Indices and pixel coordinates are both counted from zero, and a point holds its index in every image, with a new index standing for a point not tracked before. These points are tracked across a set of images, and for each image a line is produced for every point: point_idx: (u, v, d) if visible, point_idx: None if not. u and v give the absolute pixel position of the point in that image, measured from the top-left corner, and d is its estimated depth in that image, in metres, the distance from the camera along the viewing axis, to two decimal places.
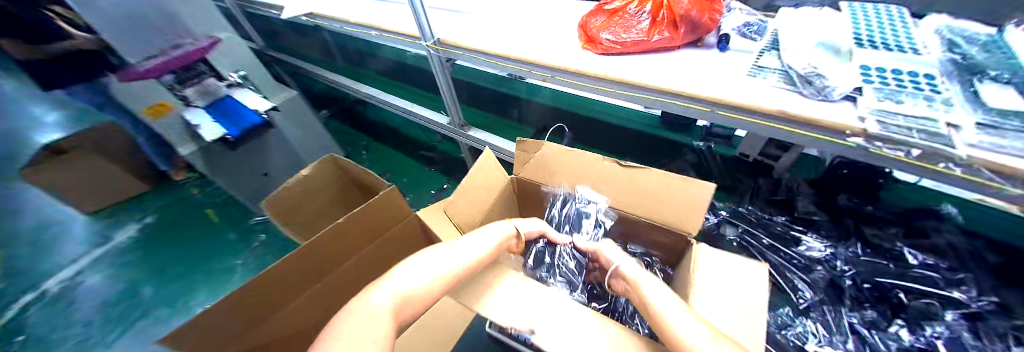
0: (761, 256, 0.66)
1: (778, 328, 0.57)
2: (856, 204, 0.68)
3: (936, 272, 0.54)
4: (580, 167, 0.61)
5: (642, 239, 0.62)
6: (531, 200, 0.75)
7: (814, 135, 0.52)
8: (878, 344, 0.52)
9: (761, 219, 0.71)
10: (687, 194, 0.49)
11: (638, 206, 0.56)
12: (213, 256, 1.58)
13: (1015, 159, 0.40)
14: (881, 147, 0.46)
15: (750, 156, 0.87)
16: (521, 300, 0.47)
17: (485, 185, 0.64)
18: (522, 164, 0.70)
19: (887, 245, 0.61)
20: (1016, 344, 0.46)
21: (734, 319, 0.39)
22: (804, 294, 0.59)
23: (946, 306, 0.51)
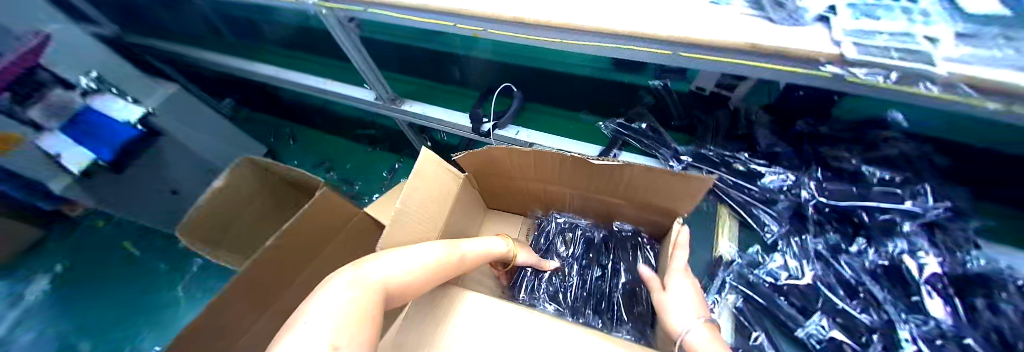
0: (725, 196, 0.64)
1: (750, 269, 0.57)
2: (811, 126, 0.67)
3: (896, 188, 0.54)
4: (545, 164, 0.49)
5: (627, 217, 0.58)
6: (499, 194, 0.65)
7: (784, 67, 0.45)
8: (843, 267, 0.52)
9: (722, 158, 0.67)
10: (682, 186, 0.41)
11: (622, 192, 0.49)
12: (148, 293, 1.37)
13: (1006, 72, 0.35)
14: (857, 69, 0.40)
15: (706, 89, 0.78)
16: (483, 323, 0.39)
17: (434, 197, 0.49)
18: (471, 165, 0.55)
19: (847, 167, 0.59)
20: (961, 247, 0.50)
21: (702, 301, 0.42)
22: (771, 228, 0.59)
23: (906, 219, 0.52)
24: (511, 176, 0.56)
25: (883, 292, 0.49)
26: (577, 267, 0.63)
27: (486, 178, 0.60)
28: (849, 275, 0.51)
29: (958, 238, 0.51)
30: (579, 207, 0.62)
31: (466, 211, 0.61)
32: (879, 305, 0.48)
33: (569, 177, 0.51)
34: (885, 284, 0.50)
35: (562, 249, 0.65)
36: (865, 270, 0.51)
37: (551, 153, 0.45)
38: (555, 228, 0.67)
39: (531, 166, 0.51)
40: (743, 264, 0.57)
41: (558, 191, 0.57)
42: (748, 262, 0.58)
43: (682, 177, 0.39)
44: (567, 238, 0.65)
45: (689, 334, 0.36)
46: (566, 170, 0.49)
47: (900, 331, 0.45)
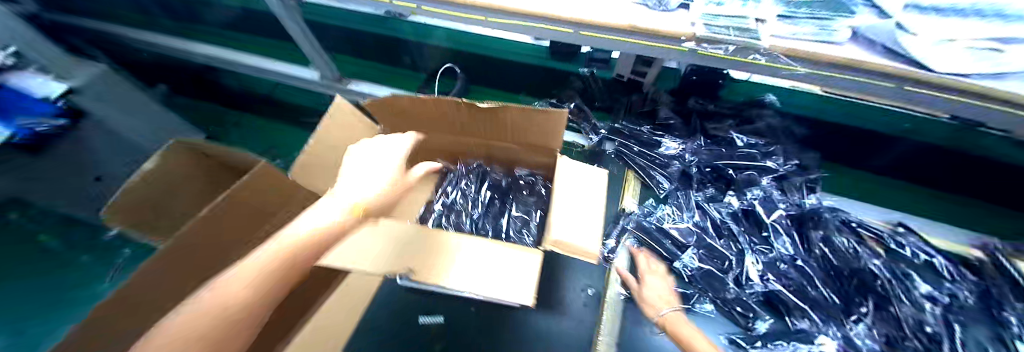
0: (631, 162, 0.78)
1: (645, 216, 0.72)
2: (702, 105, 0.81)
3: (755, 150, 0.73)
4: (439, 112, 0.51)
5: (525, 162, 0.60)
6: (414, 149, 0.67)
7: (655, 45, 0.55)
8: (713, 211, 0.70)
9: (632, 131, 0.82)
10: (547, 122, 0.45)
11: (507, 135, 0.52)
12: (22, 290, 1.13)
13: (808, 43, 0.48)
14: (708, 48, 0.50)
15: (623, 76, 0.87)
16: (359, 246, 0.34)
17: (345, 146, 0.55)
18: (381, 114, 0.55)
19: (724, 136, 0.77)
20: (802, 190, 0.71)
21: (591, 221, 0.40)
22: (663, 186, 0.74)
23: (760, 172, 0.72)
24: (417, 126, 0.57)
25: (740, 230, 0.67)
26: (484, 204, 0.66)
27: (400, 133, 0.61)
28: (718, 218, 0.69)
29: (797, 185, 0.71)
30: (482, 156, 0.64)
31: None
32: (737, 242, 0.66)
33: (462, 123, 0.53)
34: (742, 226, 0.68)
35: (464, 191, 0.67)
36: (730, 214, 0.69)
37: (441, 99, 0.47)
38: (460, 175, 0.67)
39: (432, 116, 0.52)
40: (640, 214, 0.72)
41: (462, 142, 0.60)
42: (643, 214, 0.72)
43: (545, 113, 0.42)
44: (471, 181, 0.67)
45: (668, 314, 0.56)
46: (460, 118, 0.51)
47: (749, 255, 0.64)
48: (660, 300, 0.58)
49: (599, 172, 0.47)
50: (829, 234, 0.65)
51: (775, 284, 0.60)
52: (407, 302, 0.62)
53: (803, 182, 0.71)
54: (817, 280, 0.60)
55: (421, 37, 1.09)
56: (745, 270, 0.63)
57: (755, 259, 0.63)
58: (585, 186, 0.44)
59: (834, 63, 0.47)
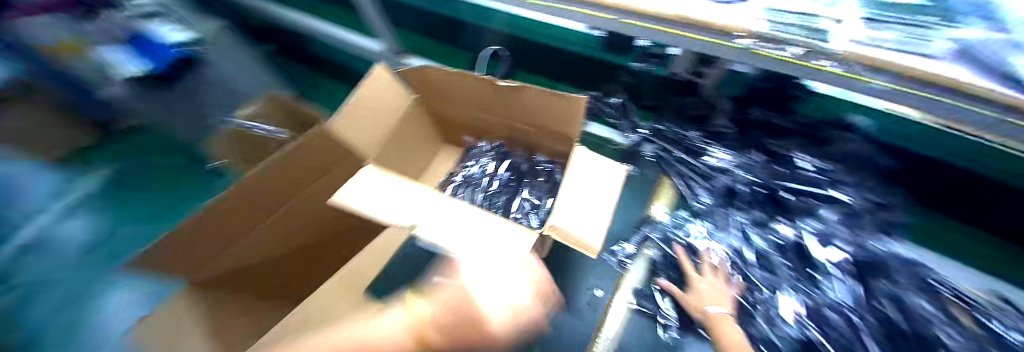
0: (669, 169, 0.74)
1: (674, 229, 0.66)
2: (767, 117, 0.73)
3: (823, 176, 0.62)
4: (469, 88, 0.55)
5: (547, 147, 0.63)
6: (447, 122, 0.73)
7: (698, 38, 0.48)
8: (756, 239, 0.61)
9: (676, 134, 0.78)
10: (563, 107, 0.46)
11: (527, 118, 0.55)
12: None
13: (897, 54, 0.39)
14: (768, 46, 0.44)
15: (680, 74, 0.82)
16: (372, 189, 0.45)
17: (384, 106, 0.57)
18: (422, 85, 0.62)
19: (784, 153, 0.68)
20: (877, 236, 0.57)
21: (594, 226, 0.37)
22: (702, 200, 0.68)
23: (822, 200, 0.60)
24: (451, 100, 0.63)
25: (784, 264, 0.57)
26: (499, 182, 0.68)
27: (436, 105, 0.67)
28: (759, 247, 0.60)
29: (870, 227, 0.58)
30: (507, 137, 0.68)
31: (416, 133, 0.70)
32: (775, 277, 0.56)
33: (489, 101, 0.57)
34: (788, 260, 0.58)
35: (483, 167, 0.70)
36: (775, 245, 0.60)
37: (470, 76, 0.52)
38: (482, 151, 0.72)
39: (464, 91, 0.57)
40: (668, 226, 0.66)
41: (490, 120, 0.64)
42: (673, 224, 0.67)
43: (563, 98, 0.44)
44: (490, 159, 0.70)
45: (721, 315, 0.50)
46: (487, 95, 0.55)
47: (784, 293, 0.54)
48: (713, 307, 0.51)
49: (618, 169, 0.45)
50: (899, 290, 0.53)
51: (810, 329, 0.50)
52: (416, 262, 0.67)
53: (874, 221, 0.60)
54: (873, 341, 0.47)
55: (482, 19, 1.11)
56: (777, 311, 0.53)
57: (793, 299, 0.53)
58: (593, 176, 0.43)
59: (929, 75, 0.36)
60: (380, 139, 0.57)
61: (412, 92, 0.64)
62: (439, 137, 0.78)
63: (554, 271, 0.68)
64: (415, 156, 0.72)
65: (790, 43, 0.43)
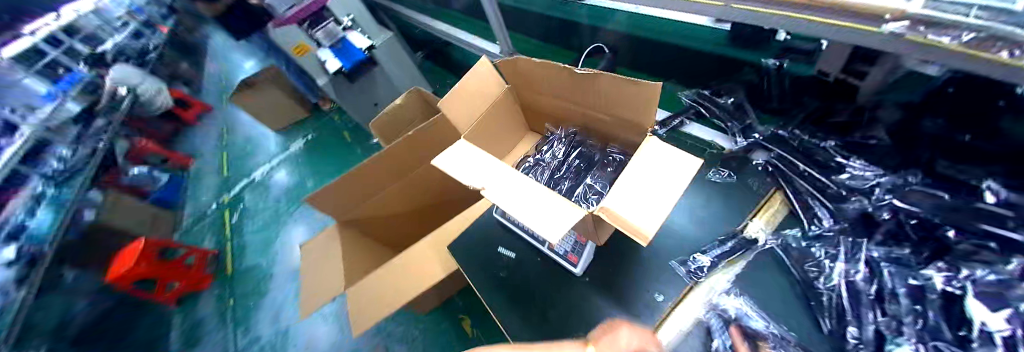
0: (784, 181, 0.66)
1: (789, 251, 0.58)
2: (948, 132, 0.58)
3: (1010, 211, 0.47)
4: (552, 77, 0.61)
5: (623, 139, 0.65)
6: (532, 110, 0.81)
7: (851, 25, 0.46)
8: (887, 281, 0.51)
9: (805, 146, 0.72)
10: (639, 94, 0.48)
11: (605, 106, 0.58)
12: (320, 151, 1.95)
13: None
14: (925, 32, 0.40)
15: (830, 75, 0.75)
16: (465, 161, 0.59)
17: (479, 91, 0.69)
18: (512, 76, 0.71)
19: (971, 182, 0.53)
20: None
21: (651, 217, 0.42)
22: (823, 223, 0.61)
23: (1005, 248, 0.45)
24: (536, 89, 0.70)
25: (911, 311, 0.46)
26: (567, 167, 0.73)
27: (524, 93, 0.75)
28: (888, 287, 0.50)
29: None
30: (583, 126, 0.72)
31: (505, 119, 0.80)
32: (899, 326, 0.46)
33: (571, 90, 0.62)
34: (922, 308, 0.46)
35: (556, 152, 0.75)
36: (911, 289, 0.48)
37: (554, 65, 0.57)
38: (558, 137, 0.77)
39: (549, 81, 0.63)
40: (777, 243, 0.59)
41: (570, 110, 0.69)
42: (778, 243, 0.59)
43: (637, 84, 0.46)
44: (563, 146, 0.75)
45: None
46: (568, 84, 0.60)
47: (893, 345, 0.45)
48: None
49: (693, 163, 0.45)
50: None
51: None
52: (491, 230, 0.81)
53: None
54: None
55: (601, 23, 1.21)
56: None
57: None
58: (669, 171, 0.46)
59: None
60: (474, 118, 0.70)
61: (504, 82, 0.73)
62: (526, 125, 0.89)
63: (613, 257, 0.67)
64: (503, 136, 0.83)
65: (962, 29, 0.38)
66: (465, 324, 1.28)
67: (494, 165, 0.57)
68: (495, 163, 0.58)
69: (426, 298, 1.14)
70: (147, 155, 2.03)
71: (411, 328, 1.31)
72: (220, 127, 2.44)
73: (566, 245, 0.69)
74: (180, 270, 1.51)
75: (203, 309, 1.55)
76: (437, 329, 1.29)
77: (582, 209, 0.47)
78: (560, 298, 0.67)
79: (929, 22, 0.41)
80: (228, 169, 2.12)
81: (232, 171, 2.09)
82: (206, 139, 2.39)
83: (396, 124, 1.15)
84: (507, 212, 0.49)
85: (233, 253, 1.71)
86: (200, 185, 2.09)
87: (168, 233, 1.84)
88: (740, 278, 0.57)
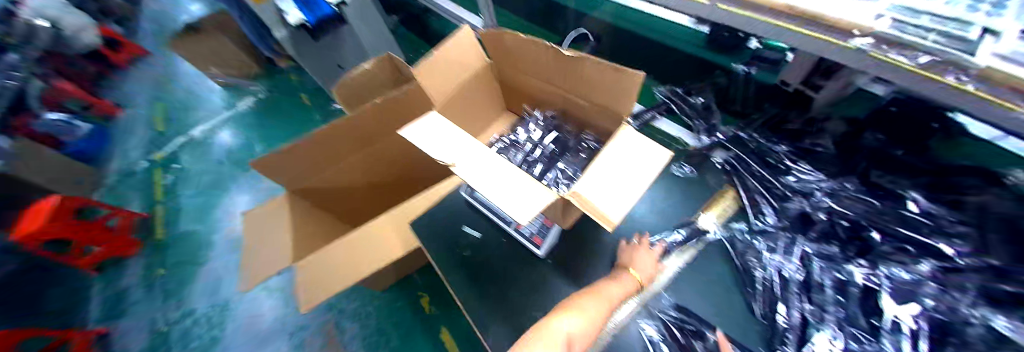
0: (738, 179, 0.71)
1: (735, 244, 0.63)
2: (884, 145, 0.65)
3: (927, 219, 0.54)
4: (534, 55, 0.59)
5: (598, 127, 0.65)
6: (511, 89, 0.78)
7: (816, 35, 0.48)
8: (817, 273, 0.58)
9: (761, 149, 0.76)
10: (620, 83, 0.47)
11: (585, 92, 0.57)
12: (275, 113, 1.77)
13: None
14: (887, 51, 0.43)
15: (790, 84, 0.79)
16: (435, 134, 0.55)
17: (458, 62, 0.65)
18: (492, 49, 0.67)
19: (898, 191, 0.59)
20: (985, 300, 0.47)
21: (618, 205, 0.43)
22: (766, 219, 0.66)
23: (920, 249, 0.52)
24: (517, 67, 0.67)
25: (834, 300, 0.54)
26: (540, 149, 0.72)
27: (504, 70, 0.72)
28: (816, 278, 0.57)
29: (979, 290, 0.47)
30: (560, 110, 0.71)
31: (480, 95, 0.77)
32: (822, 314, 0.54)
33: (552, 72, 0.60)
34: (844, 299, 0.54)
35: (531, 134, 0.74)
36: (836, 283, 0.56)
37: (538, 43, 0.54)
38: (534, 119, 0.76)
39: (531, 59, 0.61)
40: (727, 237, 0.64)
41: (550, 92, 0.67)
42: (725, 236, 0.64)
43: (622, 73, 0.45)
44: (539, 128, 0.74)
45: None
46: (551, 65, 0.58)
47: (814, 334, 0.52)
48: None
49: (663, 154, 0.46)
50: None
51: None
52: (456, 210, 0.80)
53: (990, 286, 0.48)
54: None
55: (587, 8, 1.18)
56: (806, 347, 0.51)
57: (834, 339, 0.50)
58: (640, 161, 0.47)
59: None
60: (449, 90, 0.66)
61: (485, 56, 0.69)
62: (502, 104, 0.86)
63: (577, 241, 0.69)
64: (477, 113, 0.80)
65: (919, 51, 0.41)
66: (422, 302, 1.27)
67: (465, 139, 0.54)
68: (466, 137, 0.55)
69: (381, 276, 1.11)
70: (64, 99, 1.72)
71: (364, 305, 1.27)
72: (152, 73, 2.12)
73: (532, 227, 0.69)
74: (103, 233, 1.34)
75: (129, 278, 1.39)
76: (392, 306, 1.26)
77: (553, 193, 0.46)
78: (522, 277, 0.67)
79: (892, 41, 0.44)
80: (164, 122, 1.86)
81: (170, 125, 1.84)
82: (138, 85, 2.07)
83: (358, 90, 1.05)
84: (476, 189, 0.48)
85: (166, 217, 1.53)
86: (131, 138, 1.82)
87: (91, 193, 1.62)
88: (689, 266, 0.61)
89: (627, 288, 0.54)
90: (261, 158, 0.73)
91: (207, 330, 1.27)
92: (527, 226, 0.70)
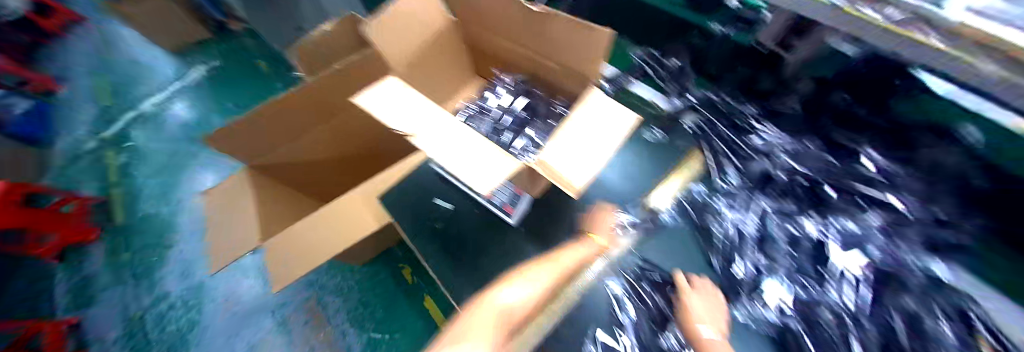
0: (706, 142, 0.75)
1: (703, 206, 0.70)
2: (847, 105, 0.69)
3: (879, 175, 0.63)
4: (500, 11, 0.54)
5: (568, 92, 0.62)
6: (479, 51, 0.73)
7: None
8: (772, 225, 0.66)
9: (731, 111, 0.80)
10: (588, 42, 0.44)
11: (552, 53, 0.54)
12: (225, 79, 1.58)
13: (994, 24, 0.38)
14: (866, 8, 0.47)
15: (765, 45, 0.78)
16: (392, 100, 0.51)
17: (420, 21, 0.59)
18: (457, 6, 0.62)
19: (855, 148, 0.67)
20: (918, 248, 0.58)
21: (582, 172, 0.41)
22: (729, 180, 0.72)
23: (871, 204, 0.62)
24: (483, 26, 0.62)
25: (785, 252, 0.63)
26: (510, 116, 0.73)
27: (471, 29, 0.67)
28: (772, 232, 0.65)
29: (912, 236, 0.59)
30: (529, 74, 0.68)
31: (445, 57, 0.72)
32: (773, 264, 0.62)
33: (519, 31, 0.56)
34: (794, 250, 0.63)
35: (501, 100, 0.73)
36: (789, 236, 0.64)
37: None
38: (503, 84, 0.73)
39: (496, 16, 0.56)
40: (698, 198, 0.71)
41: (518, 54, 0.63)
42: (685, 197, 0.70)
43: (590, 30, 0.41)
44: (510, 95, 0.72)
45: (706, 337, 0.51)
46: (518, 23, 0.53)
47: (765, 281, 0.60)
48: (705, 317, 0.54)
49: (630, 120, 0.44)
50: (919, 307, 0.53)
51: (790, 320, 0.56)
52: (430, 184, 0.78)
53: (923, 234, 0.59)
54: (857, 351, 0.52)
55: None
56: (759, 292, 0.59)
57: (781, 287, 0.59)
58: (605, 126, 0.44)
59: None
60: (410, 52, 0.60)
61: (449, 13, 0.64)
62: (471, 68, 0.81)
63: (547, 209, 0.68)
64: (442, 78, 0.75)
65: None
66: (404, 273, 1.27)
67: (424, 106, 0.50)
68: (426, 103, 0.51)
69: (358, 251, 1.09)
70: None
71: (345, 278, 1.26)
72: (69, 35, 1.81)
73: (502, 196, 0.67)
74: (51, 216, 1.19)
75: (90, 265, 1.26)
76: (375, 278, 1.26)
77: (515, 159, 0.44)
78: (495, 247, 0.67)
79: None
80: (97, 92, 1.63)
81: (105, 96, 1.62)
82: (54, 49, 1.77)
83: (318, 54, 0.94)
84: (435, 160, 0.45)
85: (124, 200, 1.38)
86: (62, 109, 1.59)
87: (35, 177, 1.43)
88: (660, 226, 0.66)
89: (587, 252, 0.58)
90: (211, 132, 0.67)
91: (183, 313, 1.20)
92: (499, 196, 0.68)
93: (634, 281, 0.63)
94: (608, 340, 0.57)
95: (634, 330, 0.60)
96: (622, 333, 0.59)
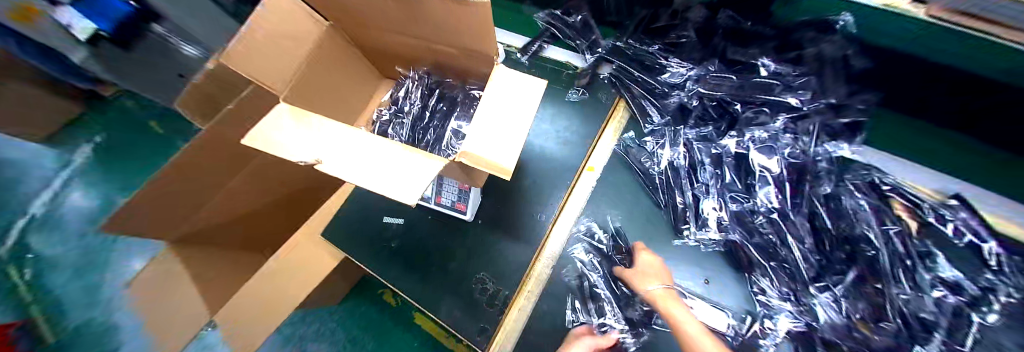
0: (624, 90, 0.77)
1: (635, 152, 0.72)
2: (736, 22, 0.69)
3: (777, 81, 0.68)
4: (371, 6, 0.50)
5: (474, 73, 0.59)
6: (374, 49, 0.69)
7: None
8: (698, 152, 0.71)
9: (638, 54, 0.80)
10: (464, 16, 0.42)
11: (439, 35, 0.51)
12: (115, 151, 1.35)
13: None
14: None
15: None
16: (291, 133, 0.46)
17: (292, 35, 0.54)
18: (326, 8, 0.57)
19: (752, 62, 0.71)
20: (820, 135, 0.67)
21: (505, 151, 0.39)
22: (652, 120, 0.75)
23: (775, 109, 0.69)
24: (362, 24, 0.58)
25: (711, 173, 0.69)
26: (426, 110, 0.68)
27: (355, 30, 0.62)
28: (699, 158, 0.70)
29: (813, 128, 0.67)
30: (429, 63, 0.65)
31: (335, 66, 0.66)
32: (708, 187, 0.68)
33: (397, 20, 0.52)
34: (720, 170, 0.69)
35: (412, 101, 0.69)
36: (713, 157, 0.70)
37: None
38: (411, 80, 0.69)
39: (370, 11, 0.52)
40: (631, 146, 0.73)
41: (411, 45, 0.60)
42: (621, 147, 0.73)
43: (464, 5, 0.38)
44: (418, 89, 0.68)
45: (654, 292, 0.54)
46: (392, 13, 0.50)
47: (704, 203, 0.66)
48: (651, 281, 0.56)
49: (538, 84, 0.43)
50: (838, 189, 0.63)
51: (732, 233, 0.62)
52: (372, 204, 0.73)
53: (823, 124, 0.67)
54: (791, 241, 0.60)
55: None
56: (701, 216, 0.64)
57: (716, 205, 0.65)
58: (517, 97, 0.43)
59: None
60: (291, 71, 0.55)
61: (320, 18, 0.58)
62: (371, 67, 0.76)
63: (491, 193, 0.68)
64: (341, 89, 0.70)
65: None
66: (386, 295, 1.22)
67: (324, 128, 0.46)
68: (328, 124, 0.47)
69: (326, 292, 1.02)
70: None
71: (323, 322, 1.19)
72: None
73: (450, 196, 0.65)
74: None
75: None
76: (357, 311, 1.20)
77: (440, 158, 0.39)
78: (454, 247, 0.65)
79: None
80: None
81: None
82: None
83: None
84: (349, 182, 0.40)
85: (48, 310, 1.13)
86: None
87: None
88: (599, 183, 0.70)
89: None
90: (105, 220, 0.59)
91: None
92: (446, 196, 0.67)
93: (591, 241, 0.65)
94: (586, 302, 0.60)
95: (604, 281, 0.62)
96: (597, 292, 0.61)
